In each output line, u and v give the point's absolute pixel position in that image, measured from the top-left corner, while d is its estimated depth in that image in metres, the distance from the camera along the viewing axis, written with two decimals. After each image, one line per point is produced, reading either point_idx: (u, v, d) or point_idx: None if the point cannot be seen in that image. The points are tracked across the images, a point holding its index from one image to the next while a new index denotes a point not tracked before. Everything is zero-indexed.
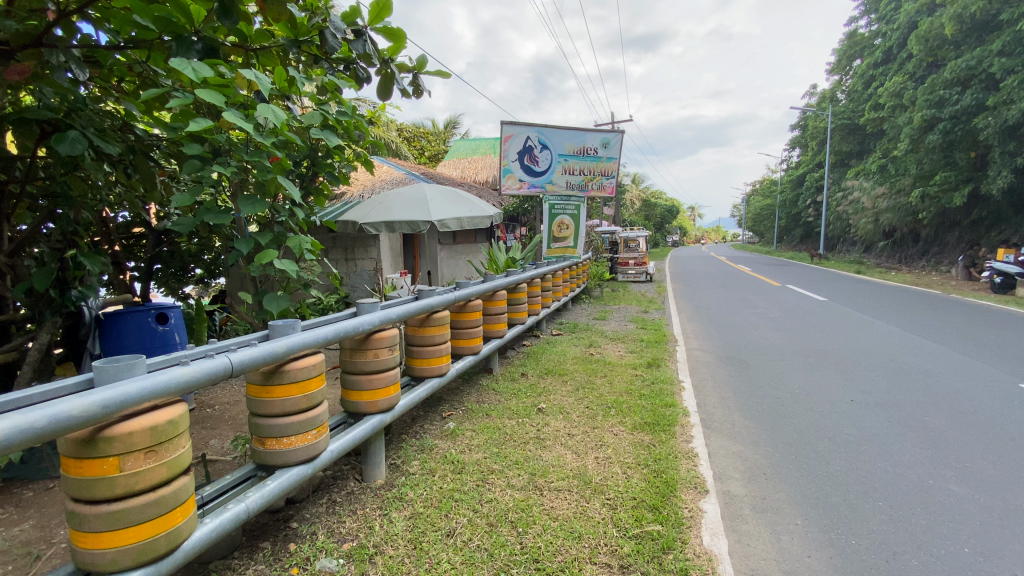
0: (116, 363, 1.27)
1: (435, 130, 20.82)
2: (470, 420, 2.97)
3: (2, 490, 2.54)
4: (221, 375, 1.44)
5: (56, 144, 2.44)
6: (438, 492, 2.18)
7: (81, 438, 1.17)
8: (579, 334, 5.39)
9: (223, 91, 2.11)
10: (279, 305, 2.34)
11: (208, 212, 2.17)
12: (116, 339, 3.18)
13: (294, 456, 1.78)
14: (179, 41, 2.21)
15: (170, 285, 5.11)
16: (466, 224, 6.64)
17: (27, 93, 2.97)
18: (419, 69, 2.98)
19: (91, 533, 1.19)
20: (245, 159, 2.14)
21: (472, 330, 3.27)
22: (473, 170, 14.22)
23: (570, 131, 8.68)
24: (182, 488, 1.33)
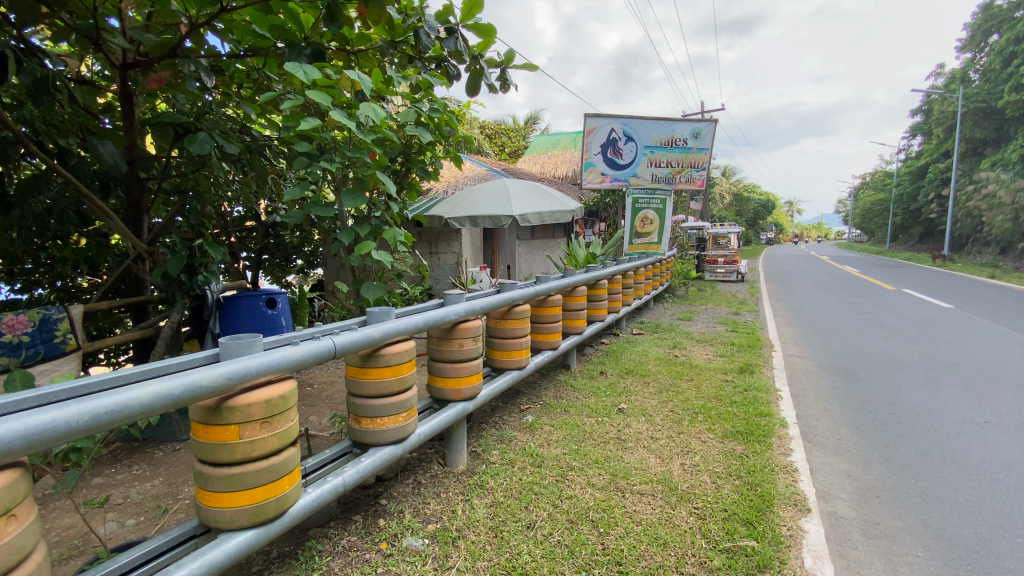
0: (238, 340, 1.40)
1: (516, 126, 21.01)
2: (549, 415, 2.97)
3: (139, 449, 2.93)
4: (326, 355, 1.55)
5: (189, 144, 2.75)
6: (518, 484, 2.20)
7: (209, 407, 1.31)
8: (662, 335, 5.19)
9: (329, 91, 2.25)
10: (374, 294, 2.47)
11: (315, 206, 2.34)
12: (232, 320, 3.54)
13: (385, 436, 1.87)
14: (291, 46, 2.40)
15: (275, 274, 5.61)
16: (548, 219, 6.69)
17: (164, 100, 3.37)
18: (506, 63, 3.00)
19: (214, 493, 1.33)
20: (348, 155, 2.27)
21: (552, 325, 3.25)
22: (552, 165, 14.17)
23: (657, 122, 8.38)
24: (289, 458, 1.44)
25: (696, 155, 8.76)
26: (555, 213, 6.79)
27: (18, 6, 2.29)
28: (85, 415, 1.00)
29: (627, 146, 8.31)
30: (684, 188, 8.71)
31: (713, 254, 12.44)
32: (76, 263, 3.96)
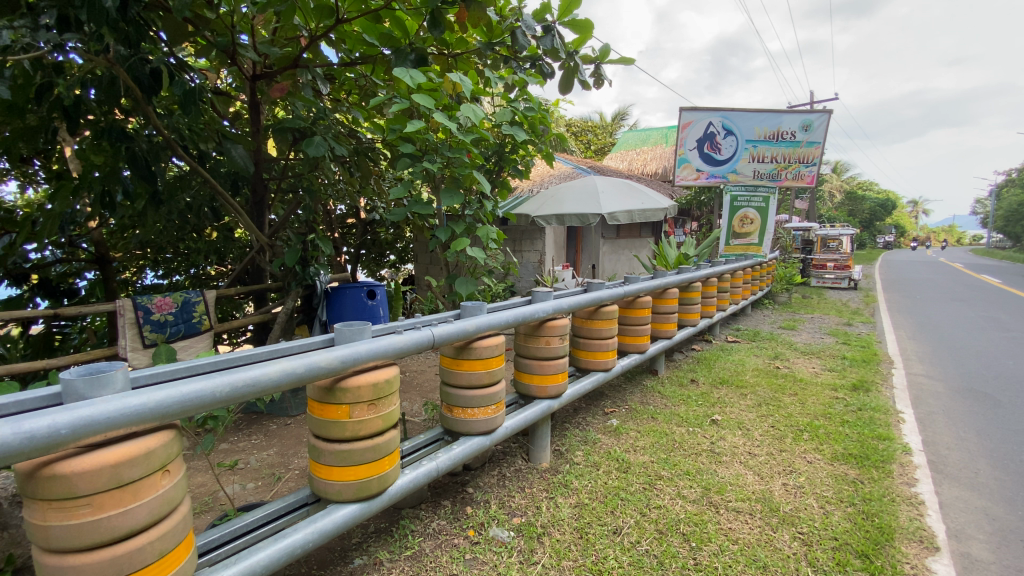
0: (350, 326, 1.52)
1: (605, 123, 20.68)
2: (635, 421, 2.89)
3: (257, 421, 3.28)
4: (426, 345, 1.63)
5: (307, 147, 3.01)
6: (603, 487, 2.17)
7: (324, 387, 1.43)
8: (761, 344, 4.84)
9: (432, 94, 2.36)
10: (466, 289, 2.55)
11: (415, 204, 2.47)
12: (337, 309, 3.89)
13: (475, 427, 1.94)
14: (398, 52, 2.56)
15: (369, 267, 6.04)
16: (638, 217, 6.49)
17: (284, 107, 3.72)
18: (602, 59, 2.95)
19: (325, 466, 1.45)
20: (447, 156, 2.37)
21: (641, 328, 3.16)
22: (641, 163, 13.77)
23: (761, 114, 7.84)
24: (391, 440, 1.54)
25: (805, 149, 8.05)
26: (647, 211, 6.60)
27: (174, 28, 2.64)
28: (226, 386, 1.13)
29: (726, 140, 7.91)
30: (790, 185, 8.03)
31: (821, 258, 11.38)
32: (208, 253, 4.52)
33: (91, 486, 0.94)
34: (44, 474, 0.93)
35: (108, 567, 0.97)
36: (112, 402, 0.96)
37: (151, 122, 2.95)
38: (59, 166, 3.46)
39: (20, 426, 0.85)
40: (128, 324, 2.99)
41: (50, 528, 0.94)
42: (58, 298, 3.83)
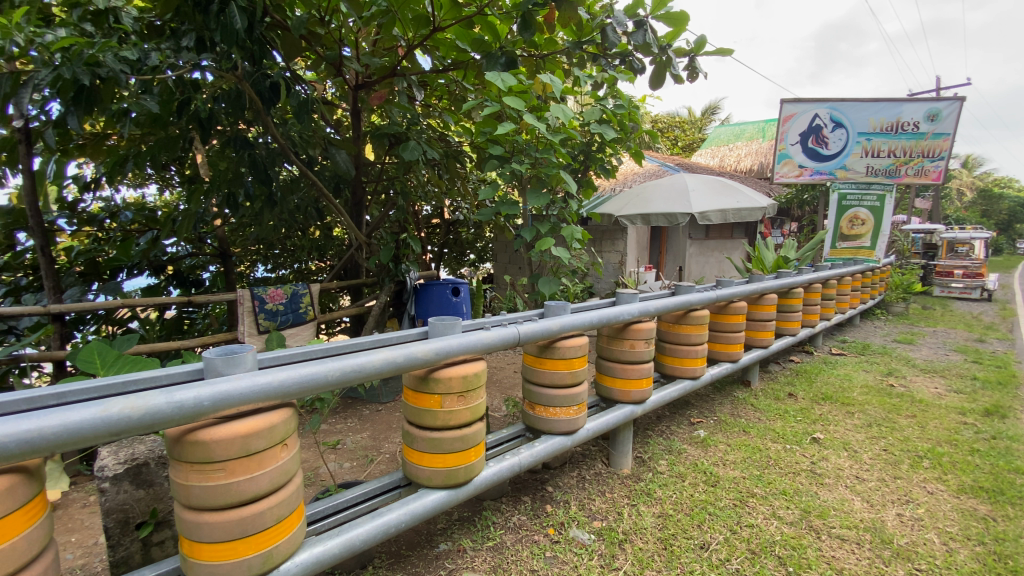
0: (443, 321, 1.60)
1: (693, 119, 19.79)
2: (724, 433, 2.74)
3: (352, 406, 3.53)
4: (511, 342, 1.67)
5: (403, 151, 3.19)
6: (689, 500, 2.08)
7: (419, 377, 1.52)
8: (872, 358, 4.39)
9: (522, 96, 2.40)
10: (550, 288, 2.56)
11: (503, 204, 2.52)
12: (425, 304, 4.08)
13: (557, 426, 1.95)
14: (489, 57, 2.68)
15: (450, 266, 6.24)
16: (732, 217, 6.15)
17: (381, 113, 3.96)
18: (696, 51, 2.83)
19: (417, 451, 1.55)
20: (535, 157, 2.40)
21: (733, 336, 2.99)
22: (733, 160, 13.02)
23: (875, 104, 7.10)
24: (478, 432, 1.61)
25: (931, 142, 7.16)
26: (743, 211, 6.24)
27: (290, 45, 2.91)
28: (336, 371, 1.24)
29: (835, 133, 7.22)
30: (910, 182, 7.19)
31: (946, 264, 10.08)
32: (310, 250, 5.00)
33: (225, 453, 1.07)
34: (188, 440, 1.06)
35: (235, 526, 1.09)
36: (244, 380, 1.08)
37: (269, 131, 3.27)
38: (192, 171, 3.93)
39: (173, 396, 0.99)
40: (247, 311, 3.34)
41: (191, 488, 1.07)
42: (188, 287, 4.36)
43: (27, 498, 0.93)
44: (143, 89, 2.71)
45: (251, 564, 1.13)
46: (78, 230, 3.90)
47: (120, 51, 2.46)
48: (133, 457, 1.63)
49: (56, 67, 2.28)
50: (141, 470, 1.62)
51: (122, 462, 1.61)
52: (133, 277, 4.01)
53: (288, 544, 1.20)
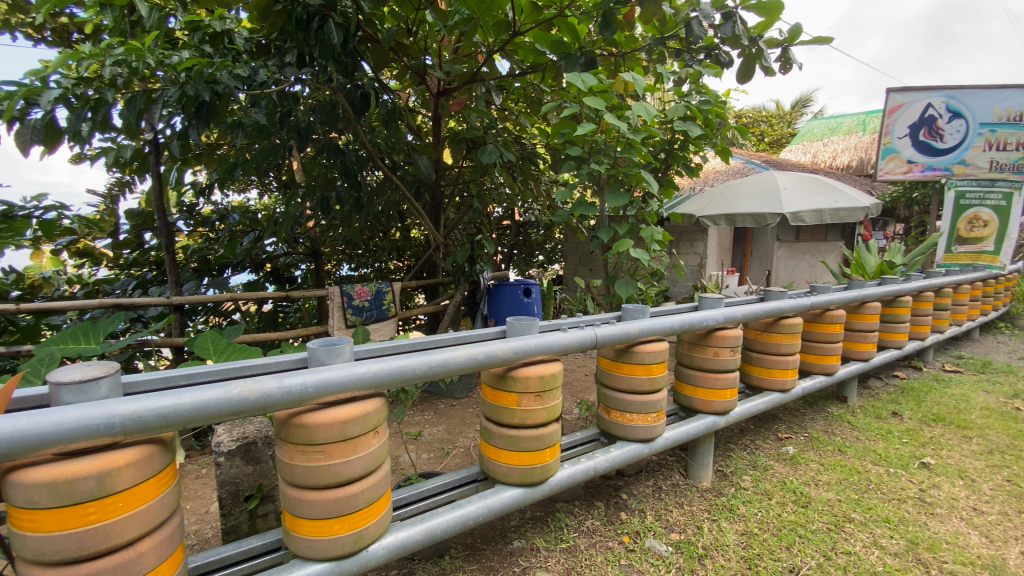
0: (521, 321, 1.63)
1: (781, 113, 18.56)
2: (816, 451, 2.55)
3: (429, 400, 3.67)
4: (589, 344, 1.66)
5: (481, 154, 3.27)
6: (776, 519, 1.96)
7: (499, 375, 1.56)
8: (995, 378, 3.88)
9: (603, 95, 2.38)
10: (627, 291, 2.51)
11: (581, 205, 2.50)
12: (498, 305, 4.16)
13: (634, 433, 1.90)
14: (568, 58, 2.68)
15: (520, 267, 6.31)
16: (827, 218, 5.71)
17: (460, 117, 4.08)
18: (791, 41, 2.65)
19: (495, 447, 1.59)
20: (615, 155, 2.37)
21: (829, 346, 2.77)
22: (827, 156, 12.06)
23: (1001, 90, 6.30)
24: (554, 432, 1.61)
25: None
26: (840, 211, 5.77)
27: (379, 56, 3.08)
28: (423, 365, 1.31)
29: (952, 124, 6.46)
30: None
31: None
32: (390, 250, 5.25)
33: (325, 436, 1.16)
34: (293, 423, 1.16)
35: (332, 506, 1.18)
36: (343, 370, 1.18)
37: (358, 138, 3.49)
38: (289, 177, 4.27)
39: (284, 382, 1.10)
40: (336, 307, 3.58)
41: (295, 467, 1.17)
42: (283, 284, 4.74)
43: (162, 465, 1.06)
44: (253, 102, 2.98)
45: (344, 542, 1.21)
46: (193, 230, 4.37)
47: (234, 69, 2.73)
48: (244, 436, 1.79)
49: (182, 86, 2.57)
50: (250, 447, 1.79)
51: (235, 439, 1.78)
52: (238, 274, 4.42)
53: (376, 527, 1.27)
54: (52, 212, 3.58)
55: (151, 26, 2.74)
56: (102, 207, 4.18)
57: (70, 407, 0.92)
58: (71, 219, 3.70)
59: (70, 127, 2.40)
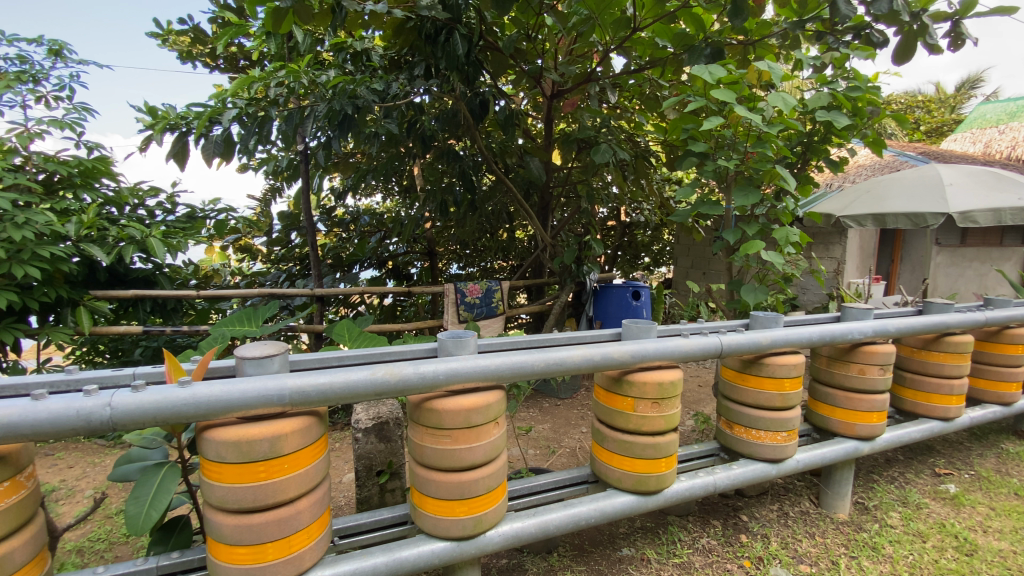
0: (639, 323, 1.59)
1: (941, 98, 15.97)
2: (986, 492, 2.17)
3: (534, 398, 3.73)
4: (714, 352, 1.57)
5: (595, 154, 3.23)
6: (933, 566, 1.70)
7: (614, 379, 1.53)
8: None
9: (733, 87, 2.24)
10: (755, 297, 2.32)
11: (705, 204, 2.38)
12: (605, 307, 4.11)
13: (760, 451, 1.77)
14: (692, 50, 2.56)
15: (626, 269, 6.18)
16: (1006, 219, 4.82)
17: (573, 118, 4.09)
18: (964, 13, 2.28)
19: (608, 451, 1.58)
20: (747, 150, 2.22)
21: (1008, 371, 2.34)
22: (1004, 145, 10.14)
23: None
24: (672, 442, 1.55)
25: None
26: None
27: (498, 63, 3.19)
28: (543, 362, 1.35)
29: None
30: None
31: None
32: (497, 250, 5.41)
33: (453, 422, 1.26)
34: (425, 407, 1.28)
35: (456, 489, 1.29)
36: (471, 362, 1.27)
37: (475, 143, 3.64)
38: (409, 181, 4.59)
39: (419, 368, 1.22)
40: (450, 303, 3.82)
41: (425, 448, 1.30)
42: (401, 280, 5.11)
43: (316, 436, 1.19)
44: (386, 114, 3.26)
45: (465, 524, 1.31)
46: (330, 230, 4.89)
47: (372, 84, 3.01)
48: (378, 416, 1.90)
49: (329, 100, 2.89)
50: (383, 426, 1.90)
51: (371, 418, 1.90)
52: (364, 269, 4.87)
53: (493, 514, 1.36)
54: (223, 214, 4.23)
55: (306, 50, 3.12)
56: (259, 209, 4.83)
57: (250, 379, 1.08)
58: (236, 220, 4.33)
59: (241, 141, 2.81)
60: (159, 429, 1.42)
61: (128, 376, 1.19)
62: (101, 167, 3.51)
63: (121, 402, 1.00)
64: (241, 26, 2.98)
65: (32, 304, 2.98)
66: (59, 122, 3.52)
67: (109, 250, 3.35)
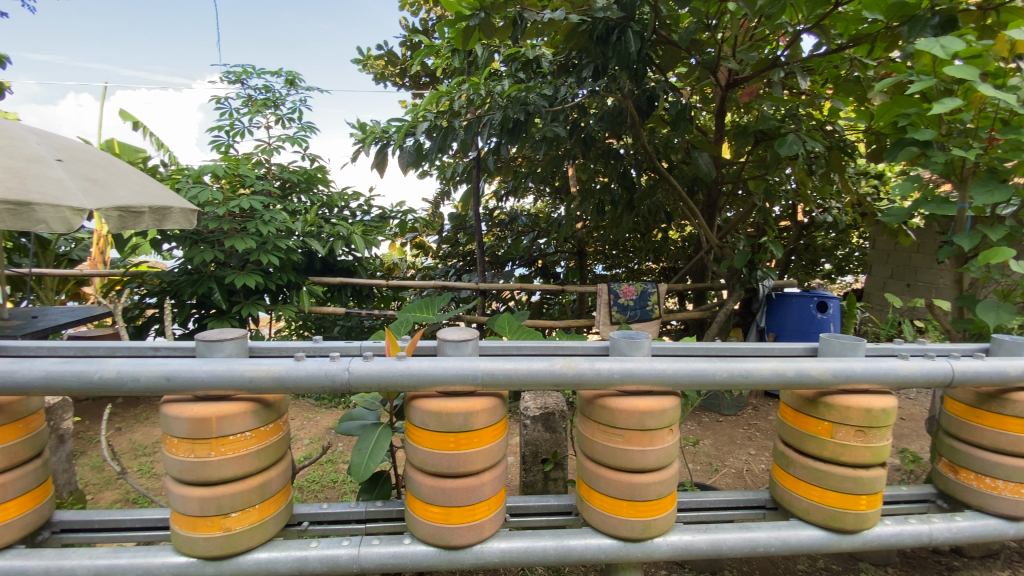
0: (841, 340, 1.41)
1: None
2: None
3: (700, 410, 3.84)
4: (942, 380, 1.32)
5: (779, 147, 2.92)
6: None
7: (807, 398, 1.38)
8: None
9: (977, 60, 1.84)
10: (998, 316, 1.88)
11: (928, 202, 2.00)
12: (782, 317, 3.91)
13: (995, 505, 1.45)
14: (912, 22, 2.19)
15: (800, 277, 5.52)
16: None
17: (750, 109, 3.75)
18: None
19: (794, 477, 1.43)
20: (995, 136, 1.81)
21: None
22: None
23: None
24: (878, 479, 1.34)
25: None
26: None
27: (671, 58, 3.10)
28: (725, 371, 1.27)
29: None
30: None
31: None
32: (648, 252, 5.21)
33: (626, 422, 1.26)
34: (598, 403, 1.30)
35: (626, 489, 1.28)
36: (649, 363, 1.26)
37: (639, 141, 3.56)
38: (564, 181, 4.69)
39: (595, 364, 1.24)
40: (603, 303, 3.83)
41: (596, 444, 1.32)
42: (550, 279, 5.25)
43: (499, 417, 1.31)
44: (554, 117, 3.37)
45: (633, 526, 1.30)
46: (491, 230, 5.24)
47: (542, 89, 3.16)
48: (545, 406, 1.99)
49: (503, 108, 3.11)
50: (549, 417, 1.97)
51: (538, 407, 1.99)
52: (517, 266, 5.13)
53: (663, 522, 1.32)
54: (405, 214, 4.81)
55: (484, 62, 3.39)
56: (431, 210, 5.38)
57: (450, 360, 1.23)
58: (414, 220, 4.88)
59: (428, 150, 3.16)
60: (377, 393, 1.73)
61: (357, 349, 1.42)
62: (319, 175, 4.25)
63: (356, 367, 1.21)
64: (431, 47, 3.35)
65: (271, 285, 3.75)
66: (292, 139, 4.35)
67: (324, 244, 4.05)
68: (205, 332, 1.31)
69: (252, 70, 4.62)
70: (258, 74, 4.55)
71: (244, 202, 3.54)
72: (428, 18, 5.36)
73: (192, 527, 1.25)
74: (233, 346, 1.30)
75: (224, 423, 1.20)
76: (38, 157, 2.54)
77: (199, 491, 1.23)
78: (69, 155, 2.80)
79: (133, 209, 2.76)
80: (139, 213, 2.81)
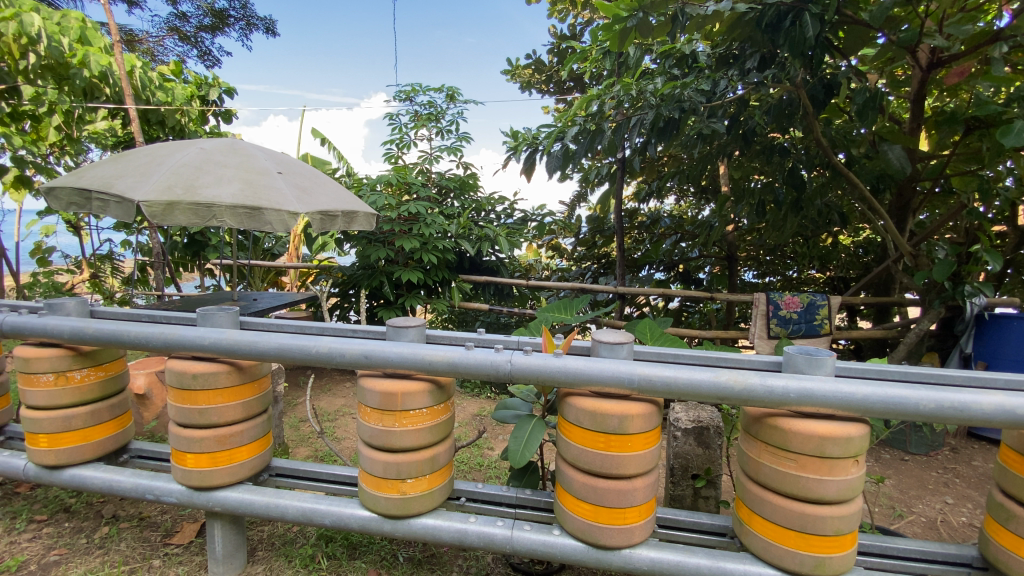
0: None
1: None
2: None
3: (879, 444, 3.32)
4: None
5: (1003, 137, 2.39)
6: None
7: None
8: None
9: None
10: None
11: None
12: (998, 343, 3.28)
13: None
14: None
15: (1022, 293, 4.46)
16: None
17: (961, 89, 3.13)
18: None
19: (1013, 535, 1.18)
20: None
21: None
22: None
23: None
24: None
25: None
26: None
27: (856, 38, 2.73)
28: (930, 402, 1.10)
29: None
30: None
31: None
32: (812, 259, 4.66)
33: (801, 447, 1.15)
34: (768, 422, 1.21)
35: (797, 519, 1.18)
36: (830, 383, 1.13)
37: (810, 134, 3.19)
38: (713, 181, 4.42)
39: (767, 381, 1.16)
40: (760, 315, 3.52)
41: (762, 466, 1.23)
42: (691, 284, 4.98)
43: (655, 424, 1.29)
44: (711, 114, 3.18)
45: (803, 560, 1.19)
46: (630, 232, 5.14)
47: (699, 85, 3.01)
48: (699, 419, 1.89)
49: (654, 107, 3.02)
50: (703, 432, 1.87)
51: (691, 420, 1.90)
52: (656, 271, 4.95)
53: (841, 562, 1.19)
54: (544, 217, 4.95)
55: (634, 63, 3.35)
56: (569, 213, 5.44)
57: (609, 361, 1.25)
58: (553, 222, 5.00)
59: (575, 153, 3.23)
60: (532, 387, 1.83)
61: (516, 343, 1.51)
62: (471, 181, 4.58)
63: (519, 360, 1.29)
64: (581, 52, 3.40)
65: (428, 281, 4.16)
66: (449, 148, 4.76)
67: (473, 245, 4.34)
68: (394, 318, 1.50)
69: (418, 87, 5.15)
70: (423, 91, 5.05)
71: (412, 207, 3.98)
72: (577, 24, 5.44)
73: (376, 487, 1.45)
74: (414, 333, 1.47)
75: (408, 399, 1.38)
76: (266, 171, 3.16)
77: (384, 456, 1.42)
78: (288, 170, 3.42)
79: (331, 212, 3.26)
80: (334, 217, 3.30)
